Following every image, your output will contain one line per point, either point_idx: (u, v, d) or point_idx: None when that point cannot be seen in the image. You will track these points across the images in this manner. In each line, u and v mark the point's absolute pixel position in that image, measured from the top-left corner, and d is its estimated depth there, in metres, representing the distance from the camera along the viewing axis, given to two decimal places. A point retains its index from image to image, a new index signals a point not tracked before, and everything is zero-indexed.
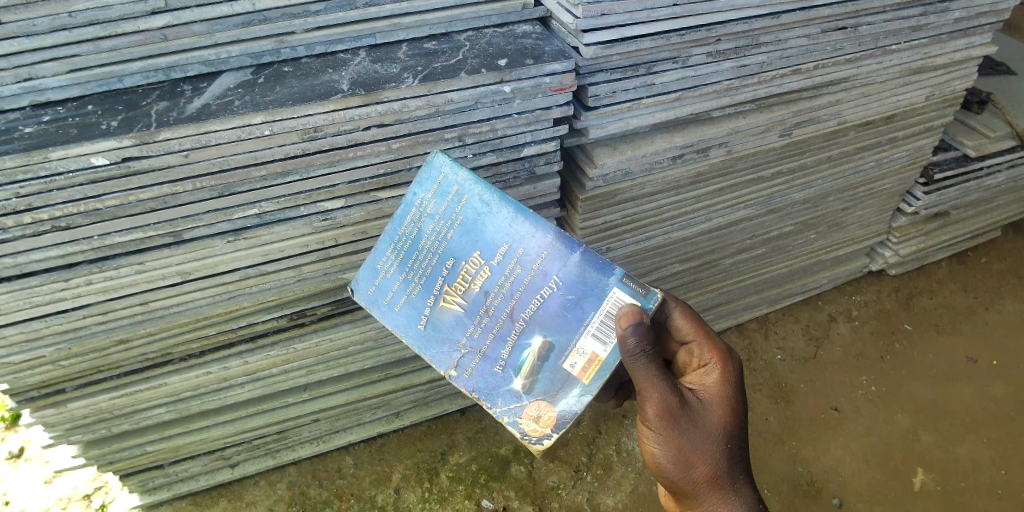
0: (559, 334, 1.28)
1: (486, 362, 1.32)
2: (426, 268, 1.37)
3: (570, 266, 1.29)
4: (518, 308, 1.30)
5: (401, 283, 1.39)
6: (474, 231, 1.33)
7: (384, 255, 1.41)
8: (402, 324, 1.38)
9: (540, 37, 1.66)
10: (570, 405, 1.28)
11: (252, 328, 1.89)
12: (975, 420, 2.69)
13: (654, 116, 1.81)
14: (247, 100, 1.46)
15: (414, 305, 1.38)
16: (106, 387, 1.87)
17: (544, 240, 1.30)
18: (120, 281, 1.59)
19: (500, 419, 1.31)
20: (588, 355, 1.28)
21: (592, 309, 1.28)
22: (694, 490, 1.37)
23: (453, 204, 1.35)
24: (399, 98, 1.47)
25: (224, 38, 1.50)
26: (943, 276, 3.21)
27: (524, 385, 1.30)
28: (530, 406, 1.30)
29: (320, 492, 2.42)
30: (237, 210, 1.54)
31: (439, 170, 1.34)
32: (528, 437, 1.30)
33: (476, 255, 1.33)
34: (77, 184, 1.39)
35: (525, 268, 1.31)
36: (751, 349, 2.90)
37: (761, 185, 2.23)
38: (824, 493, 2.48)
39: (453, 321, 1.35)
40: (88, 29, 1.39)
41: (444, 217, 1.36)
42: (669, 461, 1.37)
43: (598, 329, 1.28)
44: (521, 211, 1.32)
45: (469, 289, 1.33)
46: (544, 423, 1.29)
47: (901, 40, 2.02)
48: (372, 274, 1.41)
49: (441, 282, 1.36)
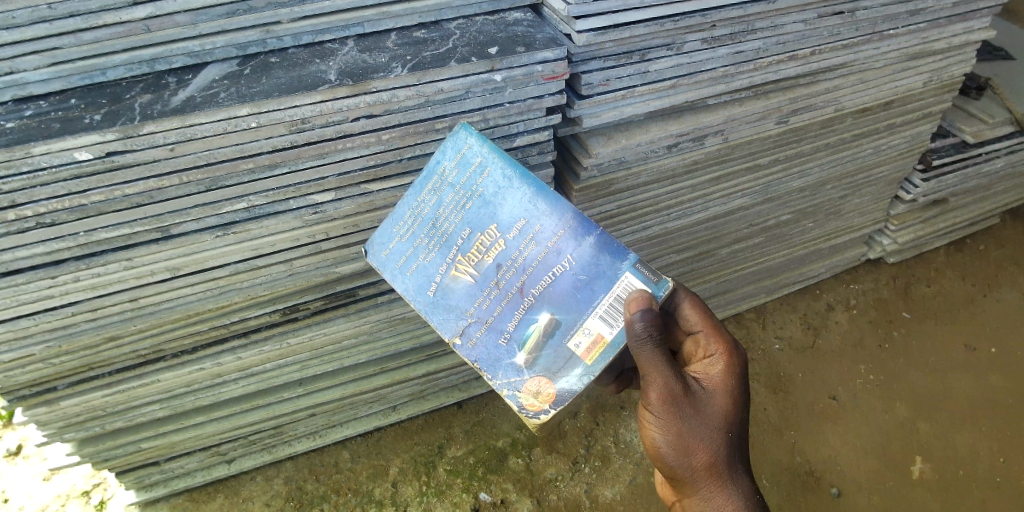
0: (567, 312, 1.27)
1: (491, 333, 1.30)
2: (443, 235, 1.37)
3: (585, 247, 1.29)
4: (529, 283, 1.30)
5: (415, 249, 1.39)
6: (493, 204, 1.35)
7: (401, 220, 1.41)
8: (410, 289, 1.37)
9: (531, 25, 1.63)
10: (571, 384, 1.25)
11: (244, 323, 1.86)
12: (973, 408, 2.69)
13: (649, 104, 1.78)
14: (232, 91, 1.43)
15: (425, 272, 1.37)
16: (98, 385, 1.85)
17: (562, 219, 1.31)
18: (108, 277, 1.56)
19: (498, 392, 1.29)
20: (593, 336, 1.27)
21: (602, 291, 1.27)
22: (692, 478, 1.35)
23: (475, 175, 1.37)
24: (388, 88, 1.44)
25: (209, 29, 1.46)
26: (941, 263, 3.20)
27: (527, 360, 1.28)
28: (530, 381, 1.27)
29: (317, 487, 2.41)
30: (226, 203, 1.51)
31: (466, 141, 1.38)
32: (525, 411, 1.27)
33: (493, 228, 1.34)
34: (61, 179, 1.36)
35: (540, 244, 1.31)
36: (749, 339, 2.89)
37: (758, 174, 2.21)
38: (822, 483, 2.48)
39: (462, 289, 1.34)
40: (68, 21, 1.35)
41: (465, 188, 1.37)
42: (669, 447, 1.36)
43: (606, 312, 1.27)
44: (542, 189, 1.33)
45: (482, 260, 1.34)
46: (542, 399, 1.26)
47: (899, 25, 1.99)
48: (385, 239, 1.41)
49: (455, 250, 1.35)
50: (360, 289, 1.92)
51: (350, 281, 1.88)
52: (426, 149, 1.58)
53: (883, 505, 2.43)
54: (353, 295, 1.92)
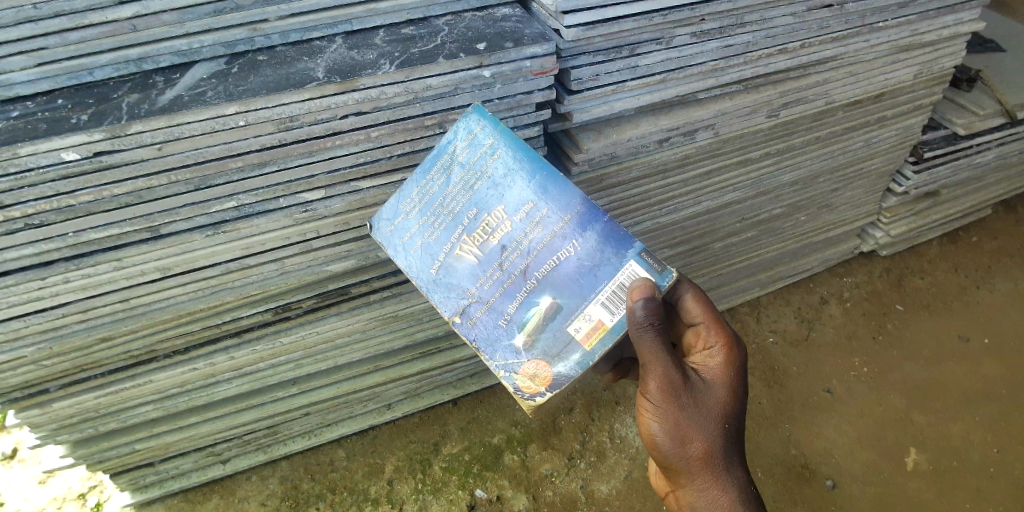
0: (569, 297, 1.27)
1: (492, 313, 1.30)
2: (449, 214, 1.39)
3: (591, 234, 1.31)
4: (532, 266, 1.30)
5: (420, 226, 1.41)
6: (502, 186, 1.37)
7: (408, 197, 1.44)
8: (414, 265, 1.38)
9: (520, 20, 1.62)
10: (569, 367, 1.24)
11: (237, 323, 1.86)
12: (967, 398, 2.70)
13: (639, 99, 1.78)
14: (220, 90, 1.42)
15: (428, 249, 1.38)
16: (90, 386, 1.84)
17: (570, 204, 1.33)
18: (98, 278, 1.56)
19: (495, 373, 1.28)
20: (594, 322, 1.27)
21: (606, 277, 1.28)
22: (689, 468, 1.36)
23: (485, 156, 1.39)
24: (376, 85, 1.44)
25: (195, 28, 1.45)
26: (934, 255, 3.21)
27: (526, 341, 1.27)
28: (528, 363, 1.26)
29: (313, 486, 2.41)
30: (215, 203, 1.51)
31: (477, 123, 1.41)
32: (520, 393, 1.26)
33: (500, 209, 1.36)
34: (48, 180, 1.35)
35: (546, 228, 1.32)
36: (742, 333, 2.90)
37: (749, 167, 2.21)
38: (818, 475, 2.48)
39: (466, 268, 1.34)
40: (53, 21, 1.34)
41: (474, 168, 1.39)
42: (665, 436, 1.36)
43: (608, 298, 1.27)
44: (551, 175, 1.35)
45: (488, 241, 1.35)
46: (539, 382, 1.25)
47: (889, 17, 1.99)
48: (392, 214, 1.44)
49: (461, 229, 1.37)
50: (352, 288, 1.92)
51: (342, 279, 1.88)
52: (416, 145, 1.57)
53: (877, 496, 2.44)
54: (346, 294, 1.92)
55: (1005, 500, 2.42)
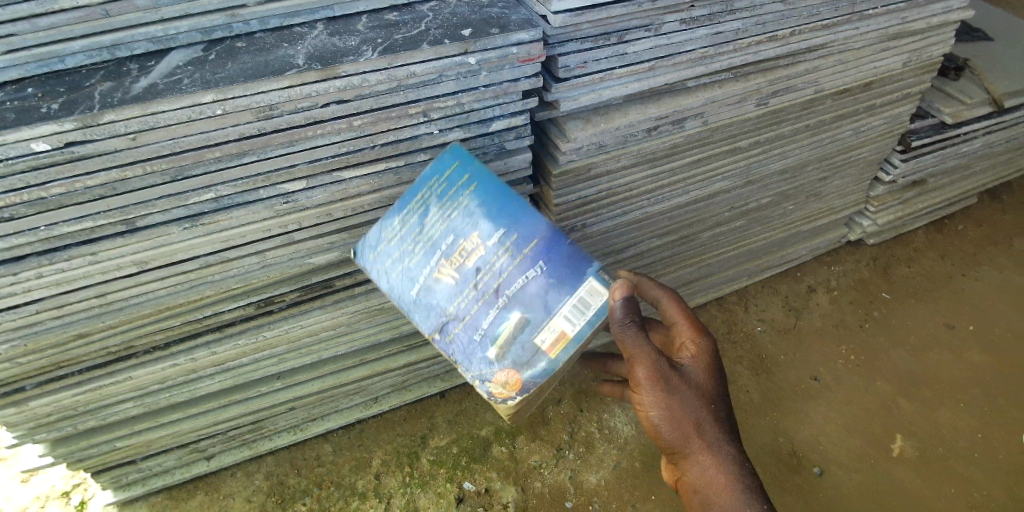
0: (537, 311, 1.36)
1: (468, 329, 1.38)
2: (427, 241, 1.45)
3: (557, 254, 1.41)
4: (505, 285, 1.39)
5: (400, 253, 1.47)
6: (477, 214, 1.44)
7: (389, 226, 1.49)
8: (395, 288, 1.45)
9: (506, 6, 1.58)
10: (537, 375, 1.33)
11: (218, 317, 1.82)
12: (952, 385, 2.72)
13: (627, 87, 1.75)
14: (196, 77, 1.36)
15: (409, 273, 1.45)
16: (68, 384, 1.80)
17: (537, 228, 1.42)
18: (72, 273, 1.51)
19: (470, 383, 1.35)
20: (558, 332, 1.35)
21: (570, 293, 1.38)
22: (688, 452, 1.40)
23: (461, 187, 1.46)
24: (359, 72, 1.40)
25: (171, 14, 1.40)
26: (920, 244, 3.23)
27: (498, 353, 1.35)
28: (499, 372, 1.34)
29: (299, 481, 2.38)
30: (192, 195, 1.46)
31: (454, 157, 1.49)
32: (493, 399, 1.33)
33: (474, 235, 1.43)
34: (18, 172, 1.30)
35: (517, 252, 1.40)
36: (731, 322, 2.90)
37: (738, 156, 2.20)
38: (807, 463, 2.49)
39: (443, 289, 1.42)
40: (20, 7, 1.28)
41: (450, 199, 1.46)
42: (662, 423, 1.40)
43: (571, 311, 1.37)
44: (521, 201, 1.44)
45: (463, 264, 1.42)
46: (510, 387, 1.32)
47: (878, 5, 1.98)
48: (374, 242, 1.50)
49: (439, 255, 1.44)
50: (336, 280, 1.89)
51: (326, 271, 1.84)
52: (400, 134, 1.54)
53: (865, 483, 2.45)
54: (330, 286, 1.89)
55: (989, 484, 2.45)
